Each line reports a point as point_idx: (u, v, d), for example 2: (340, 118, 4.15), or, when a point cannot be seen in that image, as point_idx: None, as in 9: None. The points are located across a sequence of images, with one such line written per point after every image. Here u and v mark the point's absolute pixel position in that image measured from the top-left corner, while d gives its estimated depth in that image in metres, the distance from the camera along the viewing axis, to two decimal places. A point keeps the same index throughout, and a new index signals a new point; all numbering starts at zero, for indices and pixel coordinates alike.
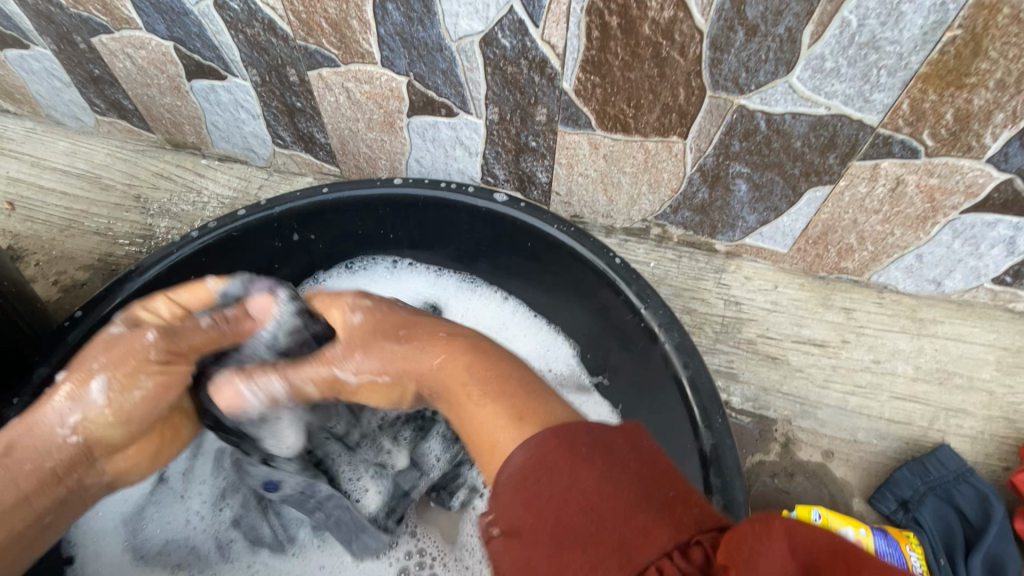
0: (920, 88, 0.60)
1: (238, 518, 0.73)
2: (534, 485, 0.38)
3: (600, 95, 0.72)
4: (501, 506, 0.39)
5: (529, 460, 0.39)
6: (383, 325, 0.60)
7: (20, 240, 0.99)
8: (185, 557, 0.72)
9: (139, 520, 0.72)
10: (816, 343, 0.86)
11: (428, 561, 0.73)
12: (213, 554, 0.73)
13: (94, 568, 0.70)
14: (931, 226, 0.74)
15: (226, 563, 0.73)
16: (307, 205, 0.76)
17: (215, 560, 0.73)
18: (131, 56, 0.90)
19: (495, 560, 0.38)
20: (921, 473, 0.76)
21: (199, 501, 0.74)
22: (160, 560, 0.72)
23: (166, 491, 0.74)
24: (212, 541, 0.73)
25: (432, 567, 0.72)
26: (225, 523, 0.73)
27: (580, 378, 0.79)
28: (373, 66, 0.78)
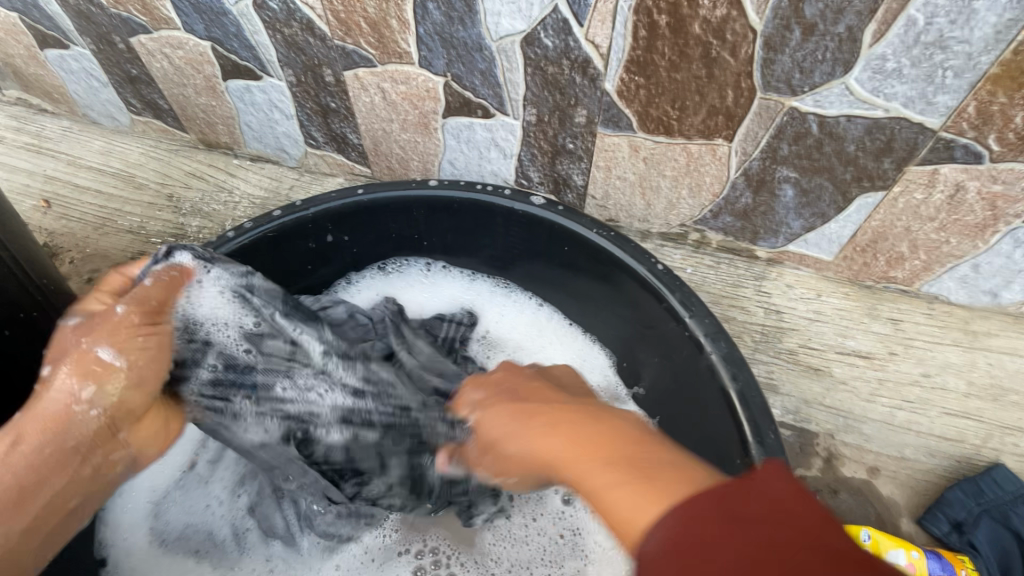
0: (988, 90, 0.57)
1: (253, 506, 0.70)
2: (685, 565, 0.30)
3: (643, 97, 0.70)
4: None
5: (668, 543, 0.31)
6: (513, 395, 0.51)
7: (55, 237, 1.00)
8: (203, 545, 0.70)
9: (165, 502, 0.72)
10: (861, 355, 0.83)
11: (444, 561, 0.70)
12: (229, 543, 0.70)
13: (120, 546, 0.70)
14: (990, 235, 0.71)
15: (241, 554, 0.70)
16: (342, 206, 0.76)
17: (231, 549, 0.70)
18: (169, 56, 0.91)
19: None
20: (975, 494, 0.73)
21: (220, 485, 0.72)
22: (181, 544, 0.70)
23: (194, 476, 0.73)
24: (228, 528, 0.71)
25: (449, 567, 0.70)
26: (242, 510, 0.71)
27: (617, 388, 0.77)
28: (411, 66, 0.77)
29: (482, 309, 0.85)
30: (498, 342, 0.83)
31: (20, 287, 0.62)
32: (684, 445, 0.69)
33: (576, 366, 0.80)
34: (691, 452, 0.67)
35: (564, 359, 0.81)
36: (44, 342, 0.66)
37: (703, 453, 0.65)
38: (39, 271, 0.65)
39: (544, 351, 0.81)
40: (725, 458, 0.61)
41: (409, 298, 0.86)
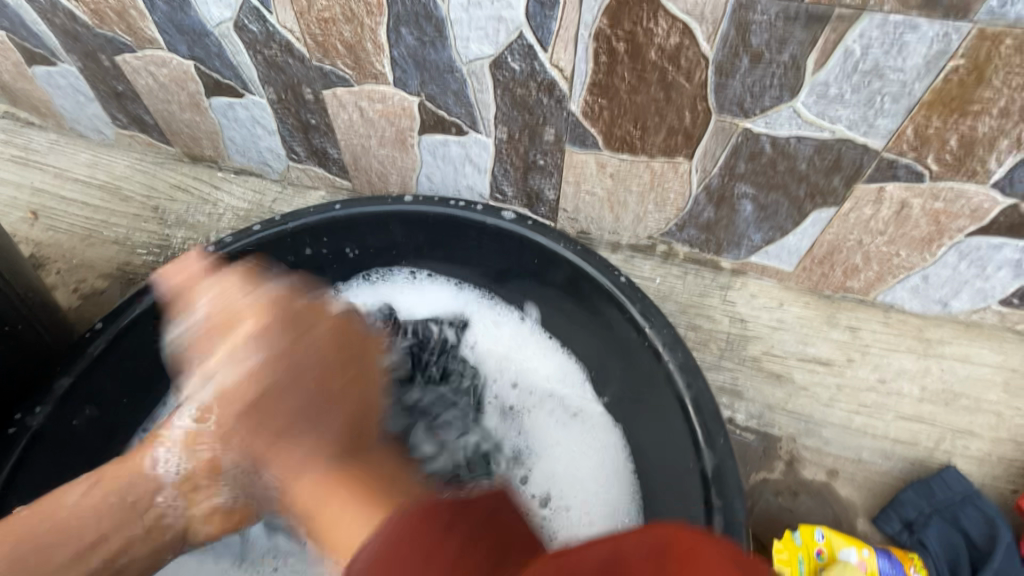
0: (924, 114, 0.61)
1: None
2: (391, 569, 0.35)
3: (607, 117, 0.73)
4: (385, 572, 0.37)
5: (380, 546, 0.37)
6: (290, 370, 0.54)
7: (42, 248, 1.02)
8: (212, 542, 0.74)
9: None
10: (821, 361, 0.87)
11: None
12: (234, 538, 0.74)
13: None
14: (936, 248, 0.75)
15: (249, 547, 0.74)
16: (320, 220, 0.78)
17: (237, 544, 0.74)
18: (153, 74, 0.93)
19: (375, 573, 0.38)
20: (926, 494, 0.76)
21: None
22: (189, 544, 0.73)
23: None
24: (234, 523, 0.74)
25: None
26: None
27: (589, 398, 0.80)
28: (386, 86, 0.80)
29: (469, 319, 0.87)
30: (483, 356, 0.85)
31: (4, 302, 0.64)
32: (646, 450, 0.71)
33: (553, 378, 0.82)
34: (653, 456, 0.70)
35: (543, 369, 0.83)
36: (31, 353, 0.69)
37: (664, 458, 0.67)
38: (23, 285, 0.67)
39: (524, 362, 0.83)
40: (680, 461, 0.64)
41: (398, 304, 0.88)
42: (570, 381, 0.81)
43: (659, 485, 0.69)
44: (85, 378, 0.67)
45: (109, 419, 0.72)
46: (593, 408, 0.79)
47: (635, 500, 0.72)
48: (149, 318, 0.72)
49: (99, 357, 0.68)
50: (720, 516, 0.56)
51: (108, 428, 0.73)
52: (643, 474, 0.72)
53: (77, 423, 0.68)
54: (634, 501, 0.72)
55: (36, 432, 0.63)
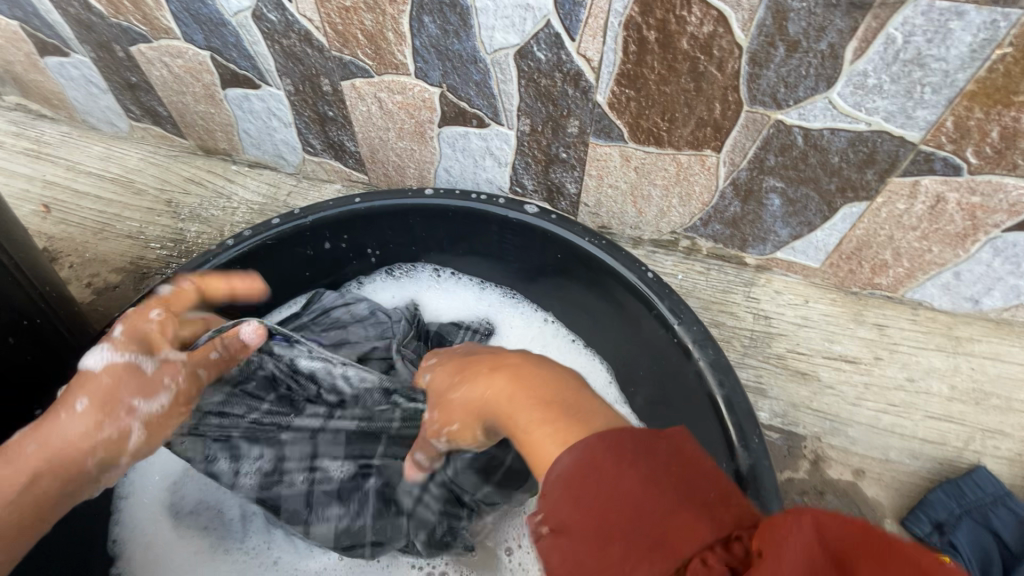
0: (966, 105, 0.59)
1: None
2: (589, 481, 0.37)
3: (634, 109, 0.72)
4: (550, 504, 0.38)
5: (577, 462, 0.38)
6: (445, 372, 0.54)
7: (55, 242, 1.01)
8: (214, 523, 0.73)
9: (181, 481, 0.74)
10: (847, 359, 0.85)
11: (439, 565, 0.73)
12: (235, 524, 0.73)
13: (133, 505, 0.72)
14: (970, 244, 0.73)
15: (247, 536, 0.73)
16: (339, 213, 0.77)
17: (237, 530, 0.73)
18: (168, 65, 0.92)
19: (545, 558, 0.38)
20: (957, 495, 0.75)
21: None
22: (192, 519, 0.73)
23: None
24: (238, 509, 0.74)
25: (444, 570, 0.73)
26: (252, 496, 0.74)
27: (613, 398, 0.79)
28: (407, 77, 0.78)
29: (493, 321, 0.86)
30: None
31: (23, 296, 0.63)
32: None
33: None
34: None
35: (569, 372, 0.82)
36: (49, 348, 0.67)
37: None
38: (41, 279, 0.66)
39: None
40: None
41: (425, 302, 0.88)
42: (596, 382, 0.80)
43: None
44: None
45: None
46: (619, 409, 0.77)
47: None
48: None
49: None
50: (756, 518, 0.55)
51: None
52: None
53: None
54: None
55: None
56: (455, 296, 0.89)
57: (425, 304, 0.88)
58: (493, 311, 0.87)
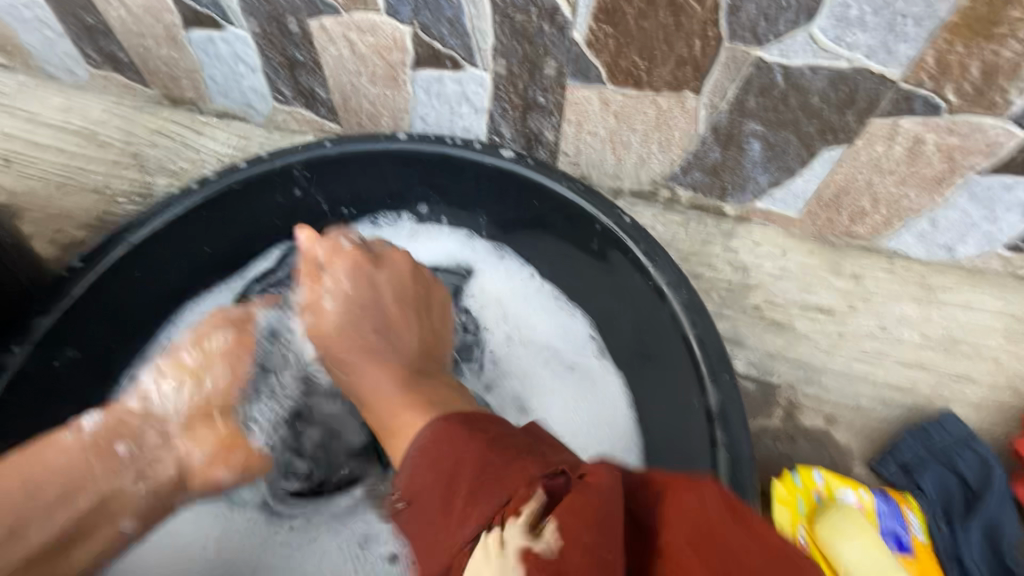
0: (947, 38, 0.58)
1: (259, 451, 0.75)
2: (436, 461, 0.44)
3: (612, 47, 0.69)
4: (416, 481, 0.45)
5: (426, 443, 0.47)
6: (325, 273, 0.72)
7: (18, 198, 0.99)
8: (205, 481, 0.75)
9: None
10: (823, 309, 0.85)
11: None
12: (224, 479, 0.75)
13: None
14: (947, 189, 0.73)
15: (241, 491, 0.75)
16: (309, 158, 0.74)
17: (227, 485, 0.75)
18: (125, 4, 0.87)
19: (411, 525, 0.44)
20: (923, 438, 0.76)
21: None
22: None
23: None
24: None
25: None
26: None
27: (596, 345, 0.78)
28: (377, 14, 0.75)
29: (475, 269, 0.84)
30: (487, 303, 0.82)
31: None
32: (649, 394, 0.70)
33: (559, 328, 0.80)
34: (657, 401, 0.69)
35: (551, 320, 0.80)
36: (9, 294, 0.65)
37: (668, 403, 0.66)
38: None
39: (530, 311, 0.81)
40: (684, 402, 0.63)
41: (403, 250, 0.86)
42: (576, 334, 0.79)
43: (662, 431, 0.68)
44: (66, 319, 0.64)
45: (92, 363, 0.70)
46: (598, 361, 0.77)
47: (637, 447, 0.71)
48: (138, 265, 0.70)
49: (81, 299, 0.65)
50: (725, 451, 0.56)
51: (92, 372, 0.70)
52: (645, 420, 0.71)
53: (58, 365, 0.65)
54: (636, 446, 0.71)
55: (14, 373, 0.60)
56: (433, 248, 0.86)
57: (403, 253, 0.86)
58: (476, 259, 0.85)
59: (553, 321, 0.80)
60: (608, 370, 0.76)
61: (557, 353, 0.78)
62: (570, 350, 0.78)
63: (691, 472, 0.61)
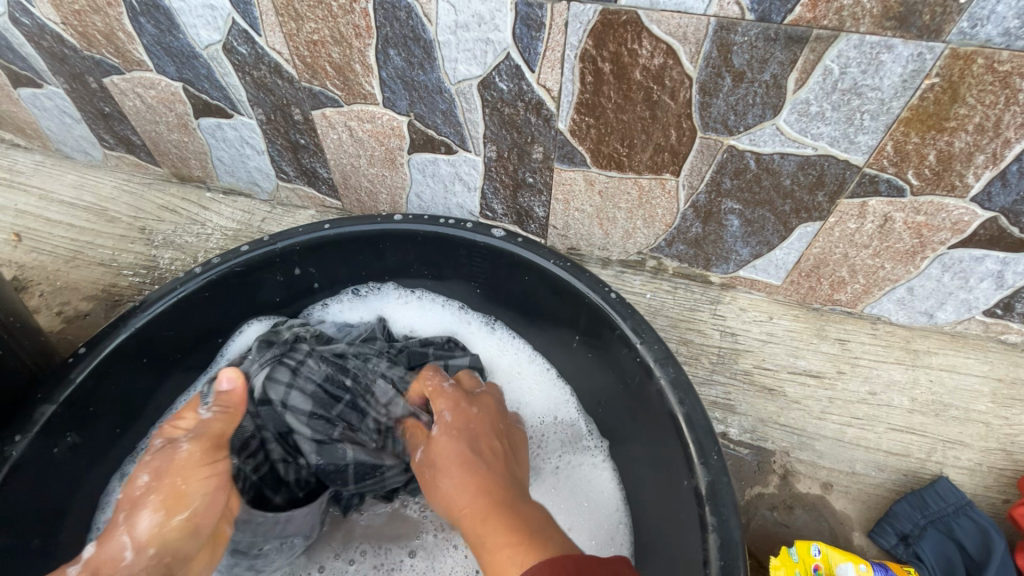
0: (902, 131, 0.62)
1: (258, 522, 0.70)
2: None
3: (594, 135, 0.74)
4: None
5: None
6: (467, 433, 0.64)
7: (25, 270, 1.00)
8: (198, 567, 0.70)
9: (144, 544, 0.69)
10: (812, 374, 0.87)
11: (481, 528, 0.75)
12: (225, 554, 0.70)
13: None
14: (920, 261, 0.76)
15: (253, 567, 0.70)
16: (310, 239, 0.78)
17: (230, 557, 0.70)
18: (141, 95, 0.93)
19: None
20: (920, 506, 0.75)
21: None
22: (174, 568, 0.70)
23: None
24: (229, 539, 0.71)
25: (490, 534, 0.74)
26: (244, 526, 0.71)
27: (580, 425, 0.79)
28: (375, 106, 0.81)
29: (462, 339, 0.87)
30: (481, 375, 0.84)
31: None
32: (638, 471, 0.71)
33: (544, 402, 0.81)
34: (646, 477, 0.69)
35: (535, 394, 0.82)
36: (12, 379, 0.67)
37: (657, 478, 0.67)
38: (6, 310, 0.66)
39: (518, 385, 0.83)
40: (673, 480, 0.63)
41: (392, 317, 0.89)
42: (563, 412, 0.80)
43: (654, 508, 0.67)
44: (67, 406, 0.65)
45: (89, 450, 0.70)
46: (585, 436, 0.78)
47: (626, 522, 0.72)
48: (144, 351, 0.73)
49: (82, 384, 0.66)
50: (716, 534, 0.56)
51: (91, 456, 0.71)
52: (636, 495, 0.71)
53: (57, 451, 0.65)
54: (626, 526, 0.71)
55: (14, 462, 0.60)
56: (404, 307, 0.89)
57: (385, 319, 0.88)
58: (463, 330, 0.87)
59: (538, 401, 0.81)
60: (591, 445, 0.77)
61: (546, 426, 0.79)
62: (552, 432, 0.79)
63: (685, 552, 0.60)
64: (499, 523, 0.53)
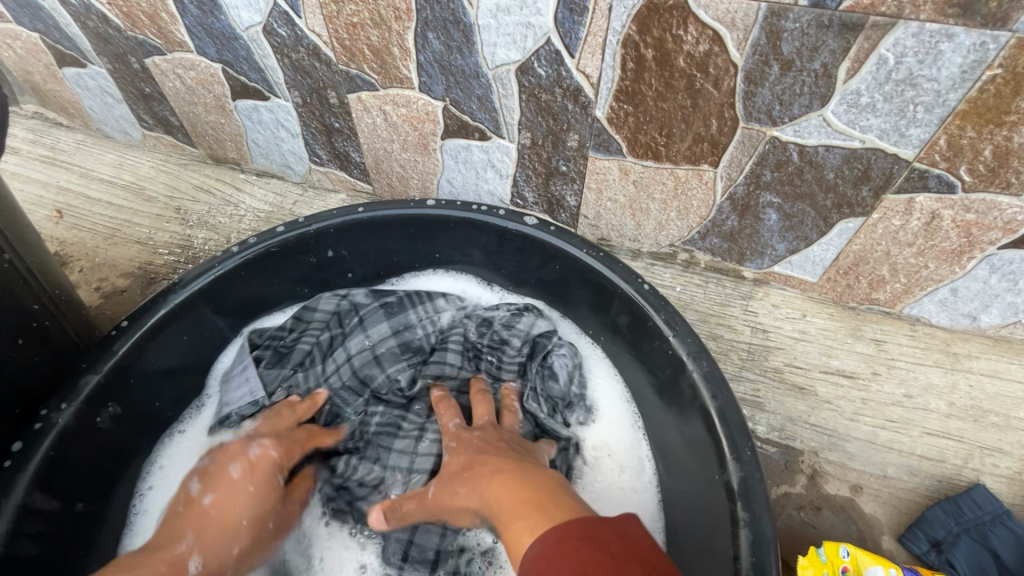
0: (958, 124, 0.60)
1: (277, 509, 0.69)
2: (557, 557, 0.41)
3: (632, 124, 0.73)
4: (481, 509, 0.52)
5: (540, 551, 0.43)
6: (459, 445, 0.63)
7: (65, 246, 1.03)
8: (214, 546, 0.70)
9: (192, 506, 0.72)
10: (845, 374, 0.85)
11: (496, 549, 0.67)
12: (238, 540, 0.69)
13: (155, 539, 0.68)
14: (967, 261, 0.73)
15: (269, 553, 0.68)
16: (343, 222, 0.79)
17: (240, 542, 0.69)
18: (181, 76, 0.95)
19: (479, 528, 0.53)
20: (954, 513, 0.73)
21: None
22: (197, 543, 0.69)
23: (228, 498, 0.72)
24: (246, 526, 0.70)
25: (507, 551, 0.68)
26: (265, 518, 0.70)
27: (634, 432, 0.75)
28: (411, 90, 0.81)
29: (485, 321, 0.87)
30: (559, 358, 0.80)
31: (31, 294, 0.65)
32: (667, 466, 0.70)
33: (615, 406, 0.77)
34: (675, 474, 0.68)
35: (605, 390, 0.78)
36: (59, 349, 0.69)
37: (686, 472, 0.66)
38: (52, 281, 0.69)
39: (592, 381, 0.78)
40: (704, 475, 0.62)
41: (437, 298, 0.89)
42: (622, 419, 0.76)
43: (683, 505, 0.66)
44: (110, 376, 0.67)
45: (129, 421, 0.72)
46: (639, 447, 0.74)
47: (660, 527, 0.69)
48: (183, 329, 0.74)
49: (125, 356, 0.68)
50: (748, 530, 0.55)
51: (130, 428, 0.73)
52: (664, 493, 0.70)
53: (99, 420, 0.67)
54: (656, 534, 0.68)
55: (62, 429, 0.63)
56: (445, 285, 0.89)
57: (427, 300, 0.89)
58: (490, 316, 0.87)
59: (603, 421, 0.76)
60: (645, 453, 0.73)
61: (600, 428, 0.75)
62: (608, 440, 0.74)
63: (715, 549, 0.59)
64: (509, 521, 0.48)
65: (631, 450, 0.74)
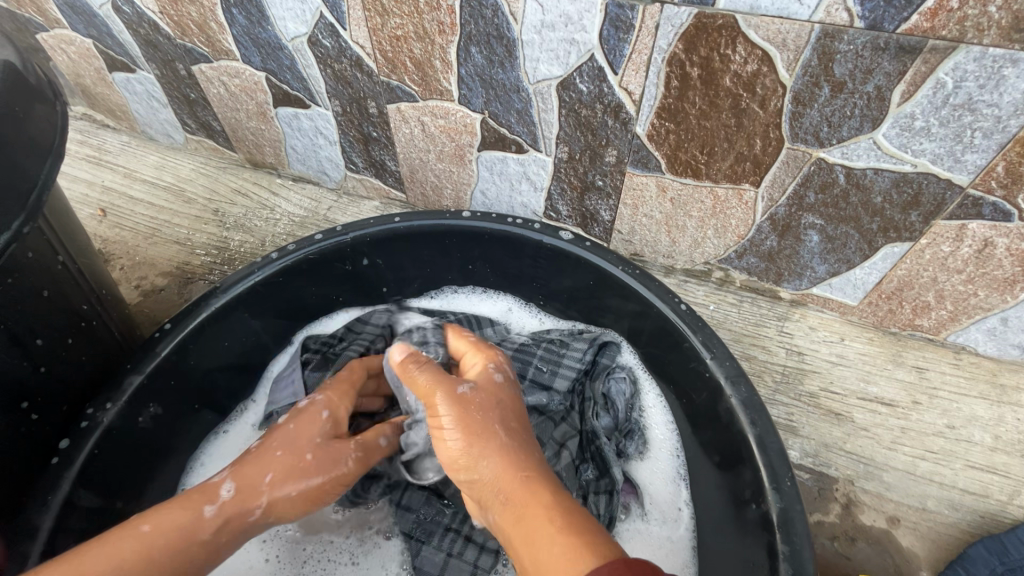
0: (1017, 151, 0.58)
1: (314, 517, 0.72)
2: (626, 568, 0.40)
3: (673, 141, 0.72)
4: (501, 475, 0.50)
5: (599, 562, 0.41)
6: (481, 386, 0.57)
7: (108, 244, 1.06)
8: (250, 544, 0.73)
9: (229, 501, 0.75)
10: (884, 402, 0.83)
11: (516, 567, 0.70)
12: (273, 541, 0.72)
13: None
14: (1019, 290, 0.71)
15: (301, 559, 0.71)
16: (380, 231, 0.79)
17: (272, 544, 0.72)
18: (225, 84, 0.97)
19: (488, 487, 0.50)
20: (999, 552, 0.70)
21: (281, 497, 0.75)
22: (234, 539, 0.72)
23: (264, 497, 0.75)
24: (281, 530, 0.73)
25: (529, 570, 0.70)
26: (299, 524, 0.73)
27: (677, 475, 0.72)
28: (451, 103, 0.81)
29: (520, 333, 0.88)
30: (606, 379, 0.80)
31: (80, 294, 0.67)
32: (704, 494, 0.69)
33: (660, 446, 0.74)
34: (713, 503, 0.67)
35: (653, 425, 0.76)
36: (104, 347, 0.71)
37: (722, 498, 0.65)
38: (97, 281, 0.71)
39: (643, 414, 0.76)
40: (741, 504, 0.61)
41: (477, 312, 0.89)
42: (665, 462, 0.73)
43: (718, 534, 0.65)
44: (151, 377, 0.69)
45: (169, 420, 0.74)
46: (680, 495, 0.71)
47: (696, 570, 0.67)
48: (220, 332, 0.76)
49: (166, 357, 0.69)
50: (787, 563, 0.53)
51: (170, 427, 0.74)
52: (699, 524, 0.69)
53: (141, 420, 0.69)
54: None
55: (105, 427, 0.64)
56: (488, 305, 0.90)
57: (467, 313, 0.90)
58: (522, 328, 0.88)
59: (648, 460, 0.73)
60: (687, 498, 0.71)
61: (646, 467, 0.73)
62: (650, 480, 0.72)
63: None
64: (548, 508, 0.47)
65: (673, 495, 0.71)
